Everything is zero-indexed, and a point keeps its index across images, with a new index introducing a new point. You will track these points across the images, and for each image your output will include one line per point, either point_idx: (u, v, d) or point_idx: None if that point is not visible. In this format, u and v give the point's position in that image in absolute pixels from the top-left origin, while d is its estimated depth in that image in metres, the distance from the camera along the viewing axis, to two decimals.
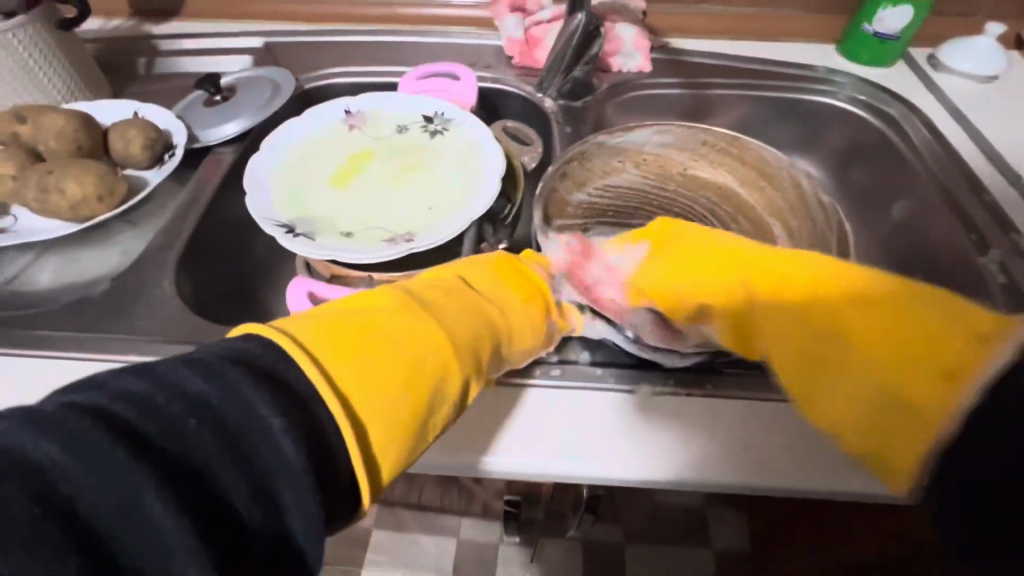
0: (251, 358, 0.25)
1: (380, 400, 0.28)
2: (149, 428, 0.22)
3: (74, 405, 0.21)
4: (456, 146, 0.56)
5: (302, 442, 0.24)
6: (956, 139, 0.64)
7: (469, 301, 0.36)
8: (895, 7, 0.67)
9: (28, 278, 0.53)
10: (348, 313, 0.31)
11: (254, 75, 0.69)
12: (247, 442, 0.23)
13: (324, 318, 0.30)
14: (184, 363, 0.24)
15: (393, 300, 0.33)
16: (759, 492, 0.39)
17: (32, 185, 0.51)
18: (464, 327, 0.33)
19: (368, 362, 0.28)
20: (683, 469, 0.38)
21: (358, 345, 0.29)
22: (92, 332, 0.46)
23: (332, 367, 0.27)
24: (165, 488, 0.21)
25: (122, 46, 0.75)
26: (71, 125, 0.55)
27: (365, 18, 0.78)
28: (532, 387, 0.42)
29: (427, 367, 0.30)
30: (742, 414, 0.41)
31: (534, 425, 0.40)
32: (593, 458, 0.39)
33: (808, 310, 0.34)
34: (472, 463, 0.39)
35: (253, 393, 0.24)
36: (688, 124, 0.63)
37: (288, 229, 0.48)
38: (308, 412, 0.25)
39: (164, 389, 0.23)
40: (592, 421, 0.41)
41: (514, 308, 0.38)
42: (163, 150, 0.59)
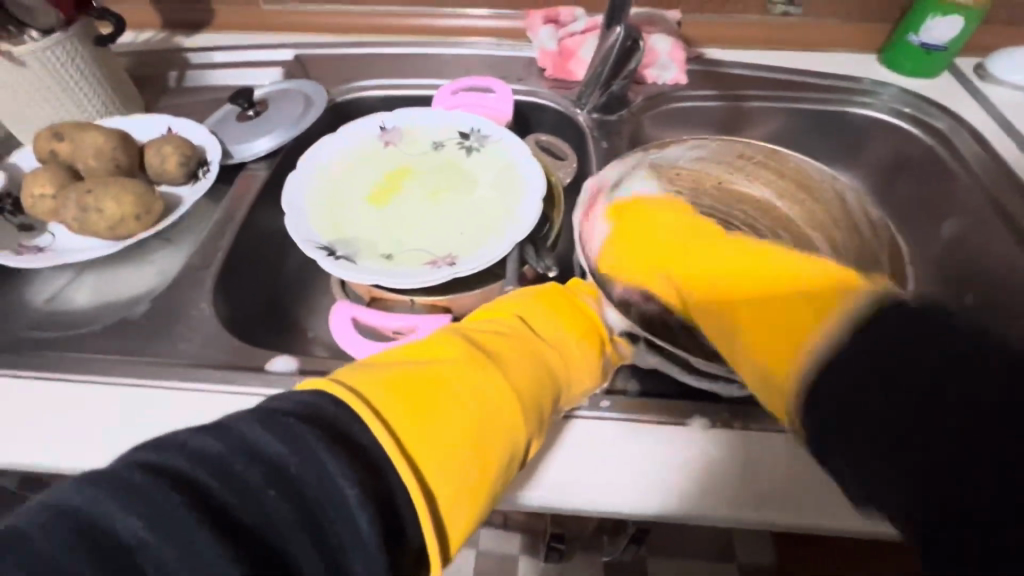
0: (329, 419, 0.25)
1: (448, 463, 0.27)
2: (228, 498, 0.21)
3: (156, 472, 0.21)
4: (494, 162, 0.55)
5: (378, 519, 0.23)
6: (1008, 152, 0.62)
7: (528, 346, 0.35)
8: (945, 17, 0.64)
9: (68, 297, 0.53)
10: (412, 365, 0.30)
11: (286, 88, 0.68)
12: (323, 515, 0.22)
13: (389, 370, 0.30)
14: (260, 420, 0.24)
15: (456, 351, 0.32)
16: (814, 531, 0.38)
17: (73, 205, 0.52)
18: (525, 376, 0.33)
19: (434, 421, 0.28)
20: (739, 506, 0.37)
21: (424, 402, 0.28)
22: (133, 355, 0.46)
23: (402, 430, 0.27)
24: (248, 570, 0.19)
25: (154, 60, 0.76)
26: (109, 143, 0.55)
27: (393, 29, 0.77)
28: (580, 418, 0.41)
29: (495, 429, 0.30)
30: (801, 451, 0.39)
31: (582, 459, 0.39)
32: (643, 496, 0.38)
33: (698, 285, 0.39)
34: (522, 499, 0.38)
35: (330, 459, 0.23)
36: (724, 138, 0.62)
37: (329, 251, 0.47)
38: (380, 479, 0.24)
39: (241, 451, 0.22)
40: (641, 456, 0.39)
41: (572, 351, 0.38)
42: (198, 167, 0.59)
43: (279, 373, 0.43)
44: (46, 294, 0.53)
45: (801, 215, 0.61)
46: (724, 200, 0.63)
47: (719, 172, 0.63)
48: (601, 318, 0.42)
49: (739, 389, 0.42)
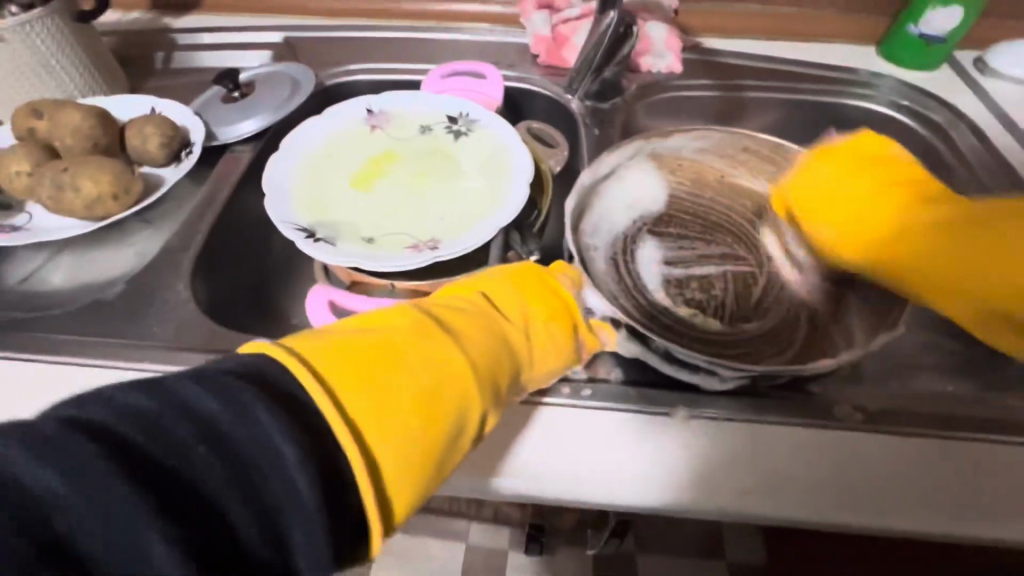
0: (272, 381, 0.24)
1: (393, 433, 0.26)
2: (155, 453, 0.20)
3: (78, 425, 0.20)
4: (481, 147, 0.54)
5: (319, 481, 0.22)
6: (1008, 147, 0.61)
7: (490, 322, 0.35)
8: (946, 7, 0.63)
9: (42, 278, 0.52)
10: (363, 335, 0.29)
11: (273, 71, 0.67)
12: (259, 475, 0.22)
13: (341, 338, 0.29)
14: (195, 377, 0.23)
15: (414, 322, 0.31)
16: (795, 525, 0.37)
17: (48, 183, 0.50)
18: (482, 350, 0.32)
19: (381, 391, 0.27)
20: (715, 498, 0.36)
21: (371, 371, 0.27)
22: (105, 336, 0.45)
23: (346, 399, 0.26)
24: (171, 525, 0.19)
25: (141, 41, 0.74)
26: (87, 121, 0.54)
27: (385, 13, 0.76)
28: (560, 406, 0.40)
29: (448, 402, 0.29)
30: (784, 443, 0.38)
31: (557, 446, 0.38)
32: (618, 483, 0.37)
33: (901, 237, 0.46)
34: (496, 485, 0.37)
35: (269, 419, 0.22)
36: (727, 128, 0.59)
37: (307, 234, 0.46)
38: (320, 444, 0.23)
39: (172, 408, 0.22)
40: (619, 445, 0.38)
41: (537, 332, 0.37)
42: (181, 148, 0.58)
43: None
44: (20, 274, 0.52)
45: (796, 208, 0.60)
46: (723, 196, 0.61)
47: (724, 164, 0.61)
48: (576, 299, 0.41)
49: (720, 383, 0.41)
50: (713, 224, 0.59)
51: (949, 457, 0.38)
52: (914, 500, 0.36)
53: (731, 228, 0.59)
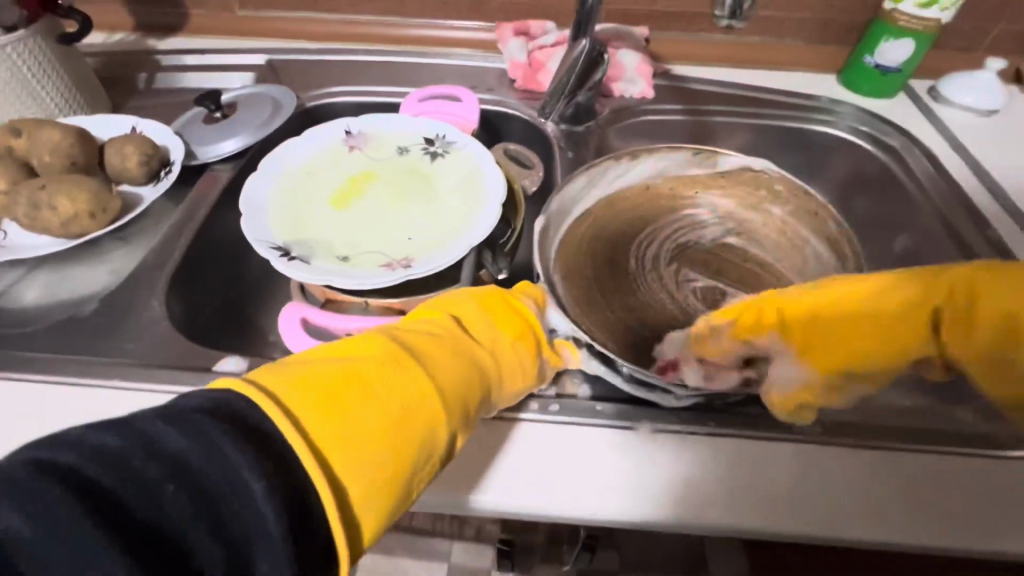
0: (241, 414, 0.25)
1: (360, 459, 0.28)
2: (121, 492, 0.21)
3: (44, 468, 0.20)
4: (457, 168, 0.55)
5: (284, 509, 0.23)
6: (958, 171, 0.64)
7: (461, 346, 0.36)
8: (897, 40, 0.67)
9: (15, 295, 0.52)
10: (332, 364, 0.30)
11: (255, 92, 0.68)
12: (227, 507, 0.22)
13: (310, 366, 0.30)
14: (163, 415, 0.23)
15: (383, 347, 0.32)
16: (763, 536, 0.37)
17: (24, 201, 0.51)
18: (451, 374, 0.33)
19: (348, 420, 0.28)
20: (682, 509, 0.37)
21: (337, 400, 0.28)
22: (76, 354, 0.45)
23: (312, 427, 0.27)
24: (136, 563, 0.19)
25: (125, 61, 0.75)
26: (66, 140, 0.54)
27: (367, 37, 0.78)
28: (530, 422, 0.41)
29: (415, 423, 0.30)
30: (748, 455, 0.40)
31: (529, 461, 0.39)
32: (589, 498, 0.38)
33: (845, 340, 0.40)
34: (469, 500, 0.38)
35: (237, 453, 0.23)
36: (676, 147, 0.64)
37: (283, 252, 0.47)
38: (286, 471, 0.24)
39: (140, 446, 0.22)
40: (588, 461, 0.39)
41: (506, 351, 0.38)
42: (160, 167, 0.58)
43: (225, 374, 0.43)
44: None
45: (764, 222, 0.64)
46: (679, 215, 0.64)
47: (677, 184, 0.66)
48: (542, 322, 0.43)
49: (676, 401, 0.42)
50: (678, 236, 0.62)
51: (900, 469, 0.39)
52: (868, 507, 0.38)
53: (683, 245, 0.62)
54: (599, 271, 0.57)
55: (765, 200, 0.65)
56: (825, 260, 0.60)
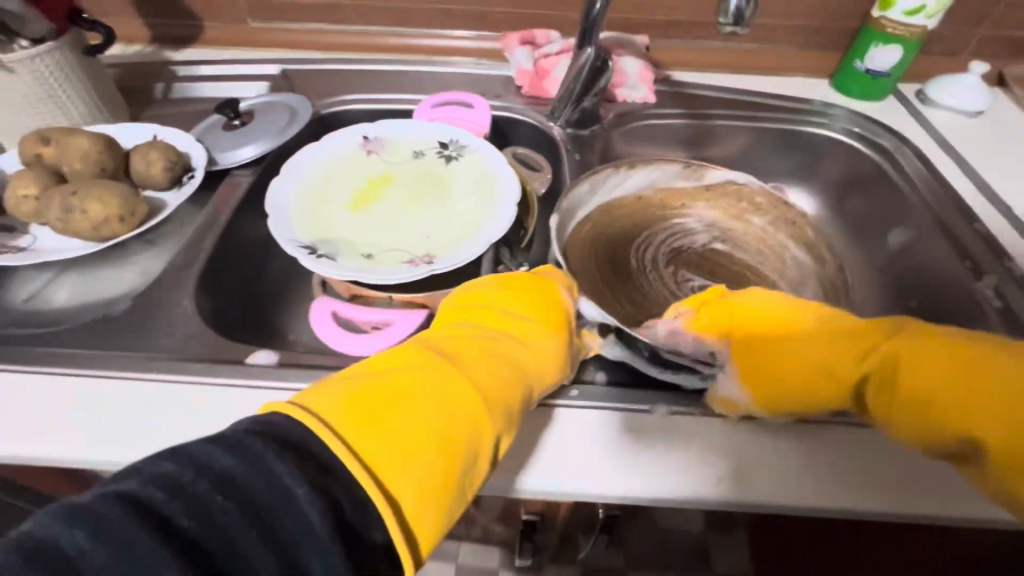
0: (290, 431, 0.27)
1: (413, 470, 0.29)
2: (176, 508, 0.22)
3: (109, 493, 0.22)
4: (472, 171, 0.58)
5: (331, 513, 0.25)
6: (947, 169, 0.67)
7: (493, 349, 0.38)
8: (887, 45, 0.70)
9: (46, 296, 0.54)
10: (374, 378, 0.32)
11: (271, 100, 0.71)
12: (274, 515, 0.24)
13: (352, 381, 0.32)
14: (212, 439, 0.25)
15: (420, 358, 0.34)
16: (793, 510, 0.40)
17: (57, 206, 0.53)
18: (489, 380, 0.35)
19: (395, 433, 0.29)
20: (712, 486, 0.39)
21: (384, 414, 0.30)
22: (112, 350, 0.47)
23: (362, 443, 0.28)
24: (189, 569, 0.21)
25: (142, 71, 0.78)
26: (95, 147, 0.56)
27: (378, 48, 0.81)
28: (562, 407, 0.43)
29: (457, 427, 0.32)
30: (767, 435, 0.42)
31: (566, 444, 0.41)
32: (621, 478, 0.40)
33: (791, 359, 0.39)
34: (508, 484, 0.40)
35: (280, 466, 0.25)
36: (671, 159, 0.66)
37: (310, 250, 0.49)
38: (333, 482, 0.26)
39: (192, 467, 0.24)
40: (621, 444, 0.41)
41: (540, 349, 0.40)
42: (183, 172, 0.61)
43: (258, 366, 0.45)
44: (24, 294, 0.54)
45: (747, 232, 0.68)
46: (669, 224, 0.67)
47: (667, 195, 0.68)
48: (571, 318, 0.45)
49: (701, 380, 0.44)
50: (665, 246, 0.66)
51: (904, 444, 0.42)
52: (873, 481, 0.40)
53: (676, 249, 0.66)
54: (601, 273, 0.60)
55: (747, 211, 0.69)
56: (808, 264, 0.65)
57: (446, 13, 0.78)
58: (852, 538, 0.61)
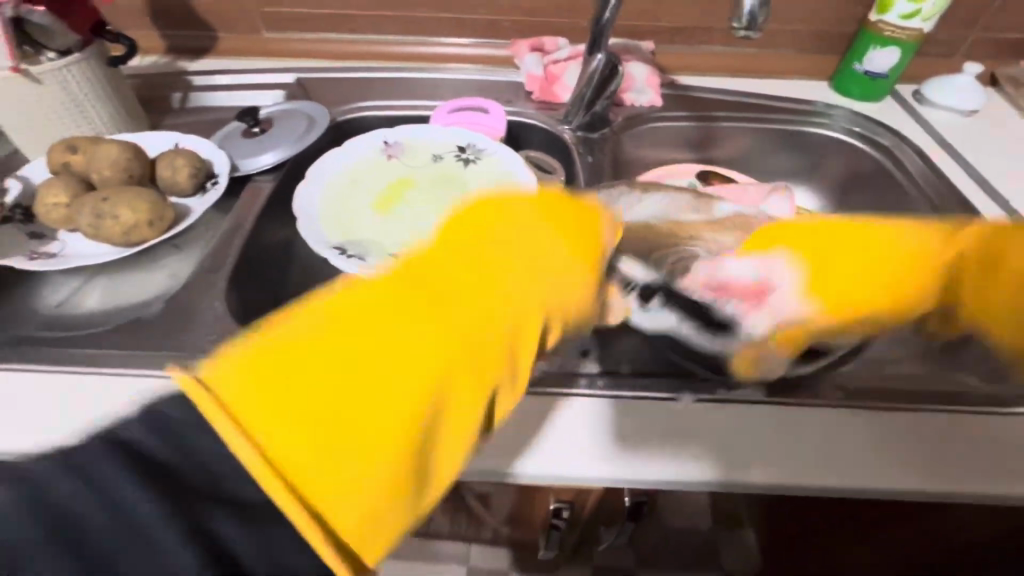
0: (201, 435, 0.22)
1: (347, 468, 0.24)
2: None
3: None
4: (490, 173, 0.60)
5: (206, 545, 0.20)
6: (945, 166, 0.69)
7: (490, 301, 0.30)
8: (884, 48, 0.72)
9: (77, 301, 0.55)
10: (314, 332, 0.26)
11: (290, 108, 0.73)
12: (120, 555, 0.20)
13: (284, 347, 0.25)
14: (58, 457, 0.21)
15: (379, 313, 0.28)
16: (812, 492, 0.42)
17: (88, 212, 0.54)
18: (468, 336, 0.29)
19: (326, 421, 0.24)
20: (736, 470, 0.41)
21: (313, 394, 0.24)
22: (148, 350, 0.48)
23: (281, 434, 0.23)
24: None
25: (160, 82, 0.79)
26: (123, 155, 0.58)
27: (390, 56, 0.83)
28: (573, 397, 0.45)
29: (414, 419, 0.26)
30: (787, 420, 0.44)
31: (568, 431, 0.43)
32: (620, 465, 0.42)
33: (876, 280, 0.42)
34: (509, 468, 0.42)
35: (132, 492, 0.20)
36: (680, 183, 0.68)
37: (340, 251, 0.51)
38: (215, 503, 0.22)
39: (28, 495, 0.20)
40: (621, 433, 0.43)
41: (552, 283, 0.33)
42: (207, 178, 0.62)
43: None
44: (55, 299, 0.55)
45: None
46: None
47: None
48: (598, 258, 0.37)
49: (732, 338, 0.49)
50: None
51: (916, 427, 0.44)
52: (890, 461, 0.42)
53: None
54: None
55: None
56: None
57: (458, 22, 0.80)
58: (866, 530, 0.63)
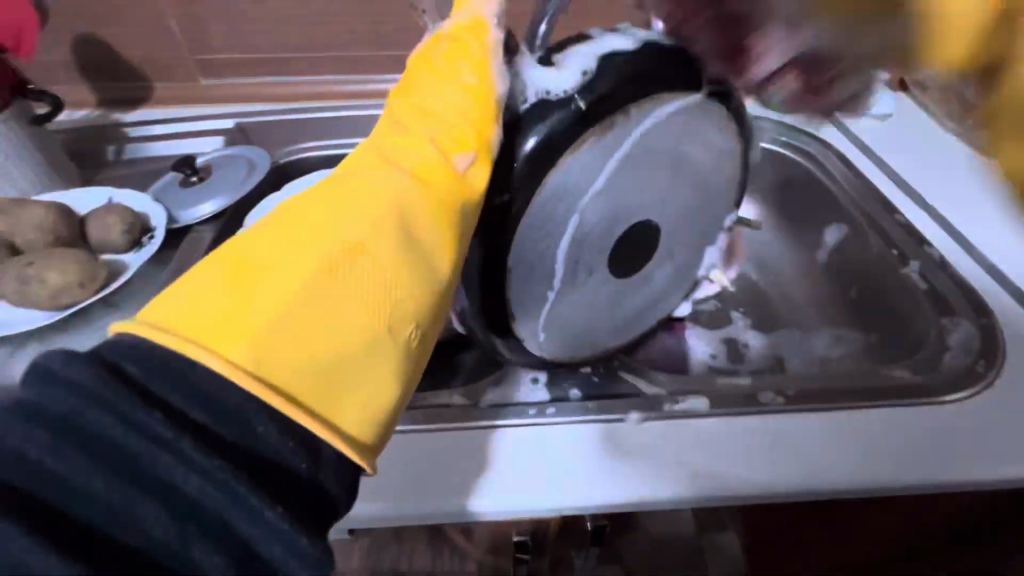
0: (147, 354, 0.26)
1: (303, 363, 0.29)
2: (43, 467, 0.23)
3: (53, 397, 0.24)
4: None
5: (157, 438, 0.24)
6: (869, 168, 0.72)
7: (326, 221, 0.33)
8: None
9: (4, 372, 0.53)
10: (225, 277, 0.30)
11: (229, 154, 0.72)
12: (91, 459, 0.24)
13: (249, 256, 0.31)
14: (23, 414, 0.24)
15: (322, 210, 0.33)
16: (766, 500, 0.43)
17: (13, 278, 0.53)
18: (378, 268, 0.32)
19: (283, 334, 0.29)
20: (694, 479, 0.43)
21: (256, 289, 0.30)
22: None
23: (249, 356, 0.27)
24: (31, 513, 0.22)
25: (91, 135, 0.78)
26: (50, 216, 0.57)
27: (328, 95, 0.82)
28: (499, 427, 0.46)
29: (330, 318, 0.30)
30: (731, 429, 0.46)
31: (500, 462, 0.44)
32: (554, 491, 0.42)
33: None
34: (466, 507, 0.42)
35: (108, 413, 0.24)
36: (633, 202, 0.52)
37: None
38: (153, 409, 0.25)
39: (66, 423, 0.24)
40: (552, 458, 0.44)
41: (432, 187, 0.36)
42: (143, 233, 0.60)
43: None
44: None
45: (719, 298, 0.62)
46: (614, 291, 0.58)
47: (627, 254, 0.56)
48: (441, 157, 0.37)
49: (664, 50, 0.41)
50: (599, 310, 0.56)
51: (848, 425, 0.46)
52: (828, 462, 0.44)
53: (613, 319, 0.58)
54: (514, 226, 0.40)
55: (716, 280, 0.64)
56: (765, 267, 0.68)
57: (397, 58, 0.80)
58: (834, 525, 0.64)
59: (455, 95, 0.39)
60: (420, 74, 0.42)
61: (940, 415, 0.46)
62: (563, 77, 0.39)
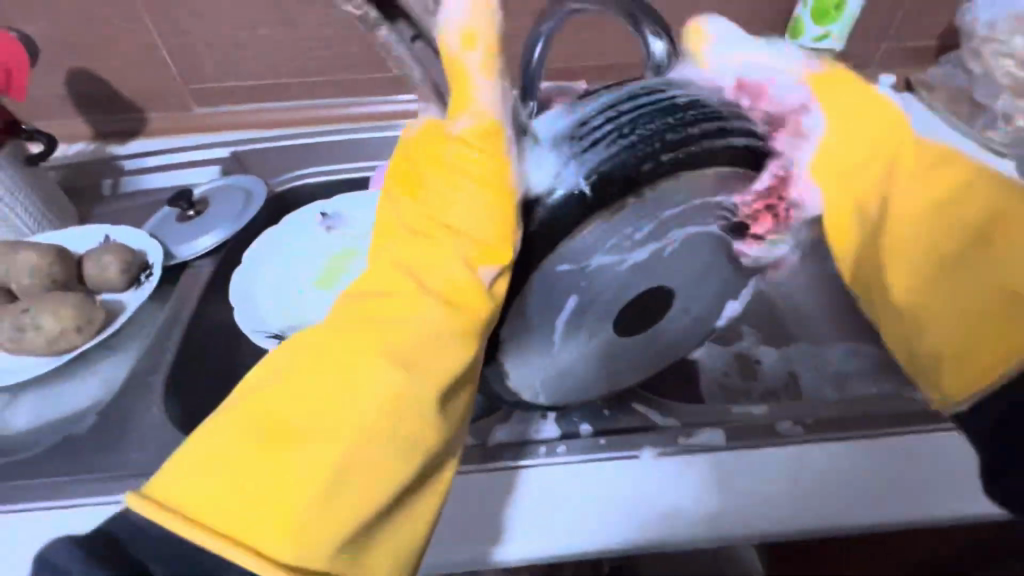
0: (171, 543, 0.26)
1: (333, 531, 0.27)
2: None
3: None
4: None
5: None
6: None
7: (345, 370, 0.30)
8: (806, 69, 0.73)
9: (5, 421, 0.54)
10: (244, 444, 0.28)
11: (224, 184, 0.70)
12: None
13: (261, 412, 0.29)
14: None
15: (339, 362, 0.30)
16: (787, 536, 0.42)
17: (8, 325, 0.52)
18: (405, 418, 0.30)
19: (310, 509, 0.27)
20: (709, 519, 0.42)
21: (277, 454, 0.28)
22: (81, 473, 0.48)
23: (279, 539, 0.26)
24: None
25: (86, 170, 0.78)
26: (45, 261, 0.56)
27: (321, 119, 0.81)
28: (526, 467, 0.45)
29: (355, 482, 0.28)
30: (748, 463, 0.45)
31: (529, 506, 0.43)
32: (578, 534, 0.42)
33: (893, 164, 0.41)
34: (492, 556, 0.41)
35: None
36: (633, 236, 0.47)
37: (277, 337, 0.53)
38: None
39: None
40: (577, 501, 0.43)
41: (455, 302, 0.33)
42: (141, 271, 0.60)
43: None
44: None
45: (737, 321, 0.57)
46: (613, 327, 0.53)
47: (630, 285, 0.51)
48: (468, 278, 0.34)
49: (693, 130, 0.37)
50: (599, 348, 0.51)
51: (860, 454, 0.45)
52: (841, 496, 0.43)
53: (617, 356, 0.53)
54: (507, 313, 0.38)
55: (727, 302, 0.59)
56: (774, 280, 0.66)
57: (389, 80, 0.79)
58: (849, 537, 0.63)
59: (478, 210, 0.34)
60: (423, 165, 0.36)
61: (962, 441, 0.46)
62: (569, 169, 0.35)
